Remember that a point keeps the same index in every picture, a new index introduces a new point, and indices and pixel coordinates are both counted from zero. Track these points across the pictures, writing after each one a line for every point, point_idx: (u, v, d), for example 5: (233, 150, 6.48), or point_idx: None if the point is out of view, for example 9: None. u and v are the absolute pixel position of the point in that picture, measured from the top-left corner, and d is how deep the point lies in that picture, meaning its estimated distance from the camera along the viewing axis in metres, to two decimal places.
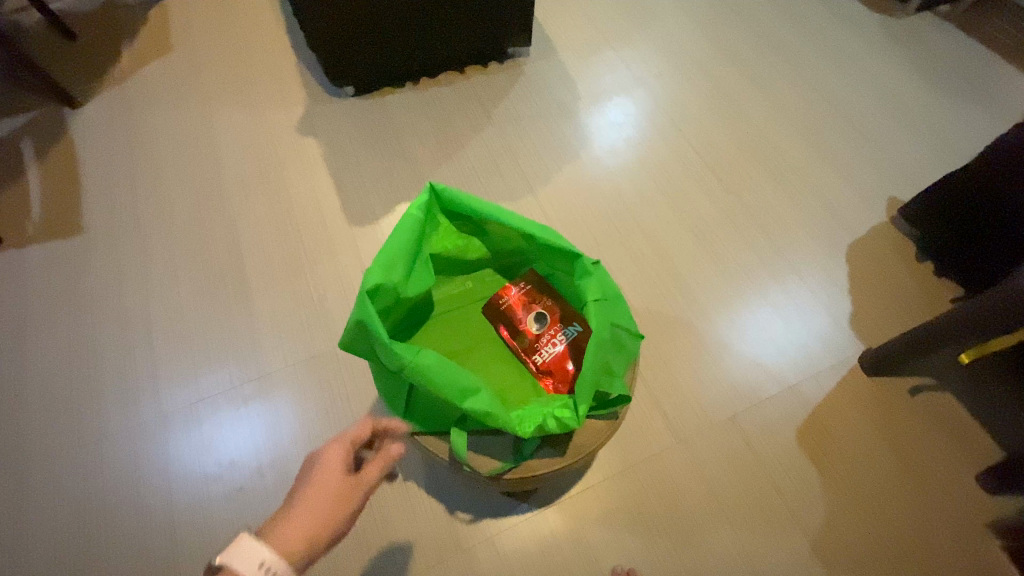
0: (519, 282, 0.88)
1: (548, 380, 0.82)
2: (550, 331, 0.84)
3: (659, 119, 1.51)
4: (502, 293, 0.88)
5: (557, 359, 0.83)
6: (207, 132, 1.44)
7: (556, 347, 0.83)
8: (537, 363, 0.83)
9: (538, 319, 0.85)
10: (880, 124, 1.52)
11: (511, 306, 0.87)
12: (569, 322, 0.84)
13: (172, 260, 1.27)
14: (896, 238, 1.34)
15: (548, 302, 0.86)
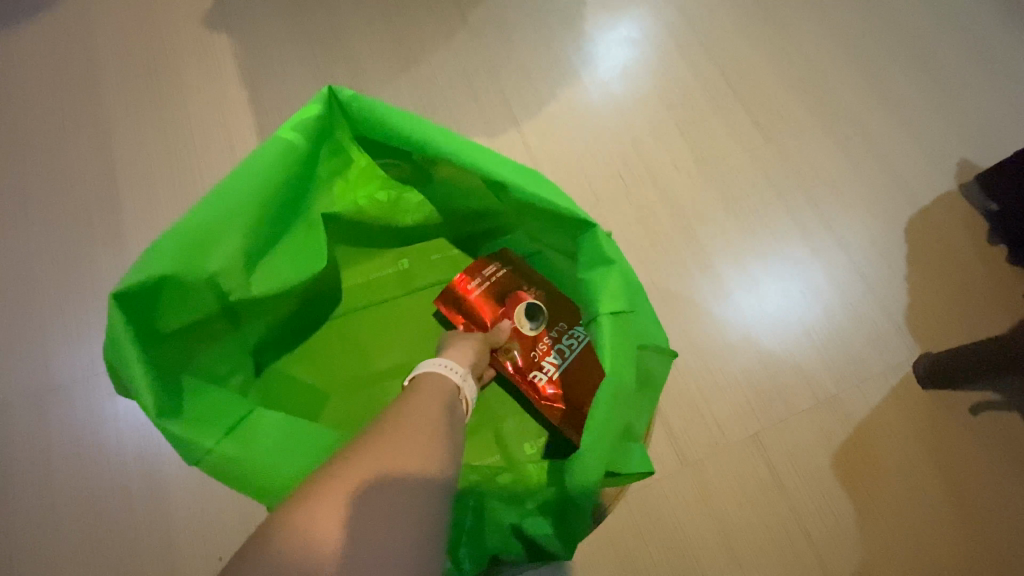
0: (492, 265, 0.75)
1: (561, 398, 0.70)
2: (550, 332, 0.73)
3: (685, 36, 1.17)
4: (489, 279, 0.74)
5: (567, 370, 0.71)
6: (83, 23, 1.08)
7: (560, 356, 0.72)
8: (542, 376, 0.71)
9: (534, 313, 0.73)
10: (961, 60, 1.21)
11: (499, 296, 0.74)
12: (574, 321, 0.73)
13: (33, 194, 0.97)
14: (963, 209, 1.09)
15: (545, 288, 0.75)
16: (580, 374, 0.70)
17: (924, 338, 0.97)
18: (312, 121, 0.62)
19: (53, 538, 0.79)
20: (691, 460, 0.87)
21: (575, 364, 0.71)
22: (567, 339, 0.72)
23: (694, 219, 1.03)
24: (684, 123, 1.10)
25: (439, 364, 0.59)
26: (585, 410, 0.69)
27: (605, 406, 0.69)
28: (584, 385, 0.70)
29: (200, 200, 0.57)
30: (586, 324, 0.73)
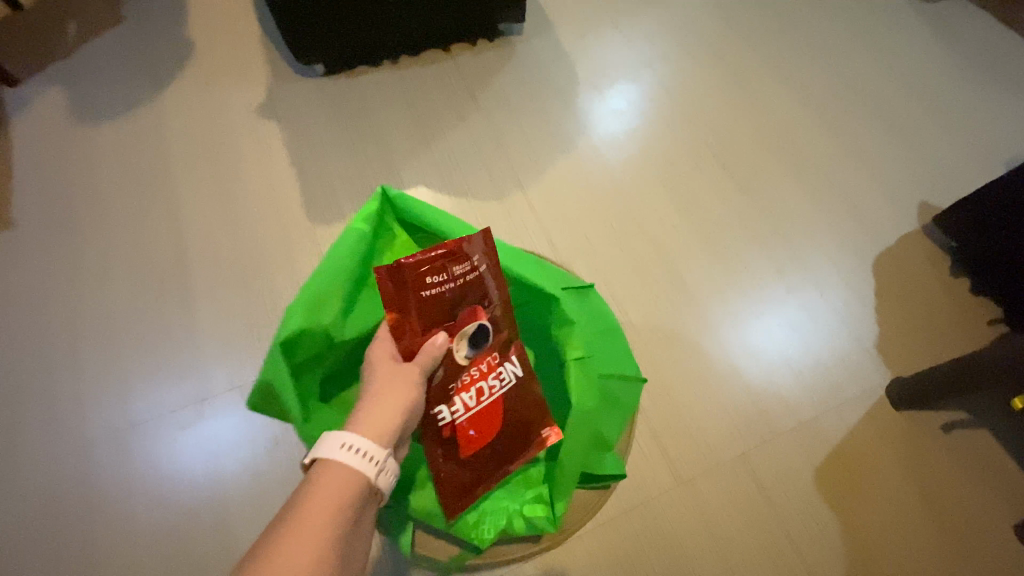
0: (446, 280, 0.71)
1: (453, 443, 0.73)
2: (478, 364, 0.73)
3: (667, 105, 1.35)
4: (447, 283, 0.71)
5: (475, 416, 0.73)
6: (157, 116, 1.30)
7: (478, 395, 0.73)
8: (448, 416, 0.72)
9: (473, 341, 0.73)
10: (911, 118, 1.38)
11: (447, 306, 0.72)
12: (505, 363, 0.75)
13: (113, 259, 1.14)
14: (925, 247, 1.21)
15: (495, 313, 0.74)
16: (484, 428, 0.74)
17: (893, 363, 1.08)
18: (371, 217, 0.78)
19: (128, 556, 0.92)
20: (686, 479, 0.97)
21: (485, 415, 0.74)
22: (493, 378, 0.74)
23: (680, 262, 1.17)
24: (668, 179, 1.26)
25: (344, 449, 0.56)
26: (460, 465, 0.74)
27: (483, 464, 0.75)
28: (480, 443, 0.74)
29: (316, 269, 0.74)
30: (513, 367, 0.75)
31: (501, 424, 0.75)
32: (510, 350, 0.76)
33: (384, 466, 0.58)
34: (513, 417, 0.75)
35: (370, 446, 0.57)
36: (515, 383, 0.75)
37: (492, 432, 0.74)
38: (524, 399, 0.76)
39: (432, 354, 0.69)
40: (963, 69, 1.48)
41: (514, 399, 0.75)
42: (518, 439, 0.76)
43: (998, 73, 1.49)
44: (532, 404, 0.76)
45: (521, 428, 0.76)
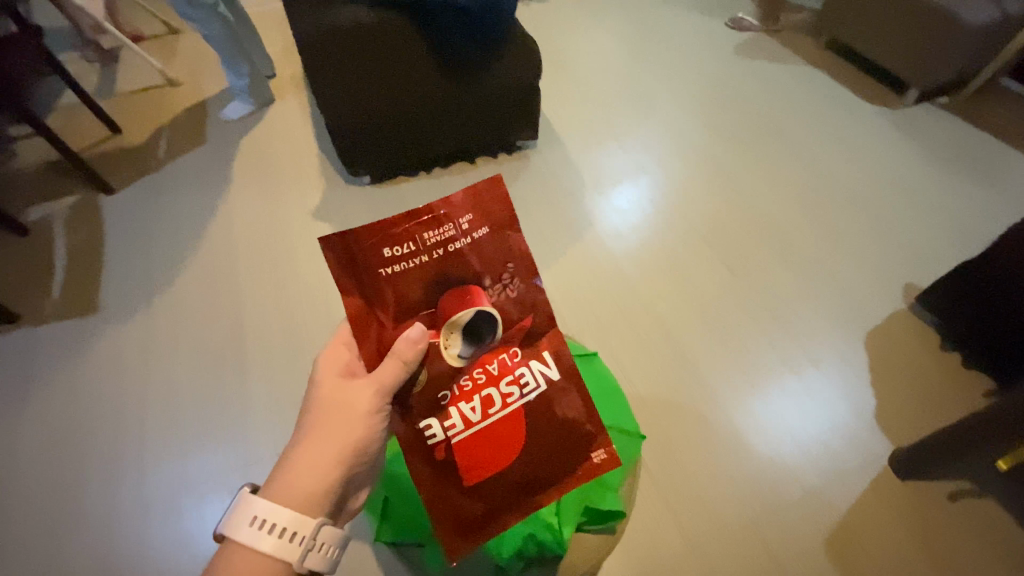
0: (428, 253, 0.53)
1: (452, 466, 0.57)
2: (483, 366, 0.58)
3: (664, 202, 1.55)
4: (422, 255, 0.53)
5: (478, 436, 0.58)
6: (228, 218, 1.54)
7: (482, 408, 0.58)
8: (441, 432, 0.56)
9: (468, 335, 0.56)
10: (887, 208, 1.54)
11: (427, 290, 0.54)
12: (525, 365, 0.59)
13: (180, 339, 1.31)
14: (913, 323, 1.31)
15: (505, 294, 0.56)
16: (492, 452, 0.58)
17: (892, 433, 1.14)
18: None
19: None
20: (699, 546, 1.01)
21: (493, 434, 0.58)
22: (505, 387, 0.58)
23: (683, 338, 1.28)
24: (668, 265, 1.41)
25: (256, 526, 0.49)
26: (466, 494, 0.58)
27: (497, 497, 0.59)
28: (487, 471, 0.58)
29: None
30: (536, 375, 0.59)
31: (517, 444, 0.59)
32: (530, 350, 0.59)
33: (318, 546, 0.51)
34: (534, 440, 0.59)
35: (293, 522, 0.49)
36: (538, 391, 0.59)
37: (505, 456, 0.58)
38: (548, 416, 0.60)
39: (407, 353, 0.53)
40: (933, 165, 1.66)
41: (536, 414, 0.59)
42: (541, 467, 0.60)
43: (965, 167, 1.66)
44: (560, 422, 0.60)
45: (545, 452, 0.59)
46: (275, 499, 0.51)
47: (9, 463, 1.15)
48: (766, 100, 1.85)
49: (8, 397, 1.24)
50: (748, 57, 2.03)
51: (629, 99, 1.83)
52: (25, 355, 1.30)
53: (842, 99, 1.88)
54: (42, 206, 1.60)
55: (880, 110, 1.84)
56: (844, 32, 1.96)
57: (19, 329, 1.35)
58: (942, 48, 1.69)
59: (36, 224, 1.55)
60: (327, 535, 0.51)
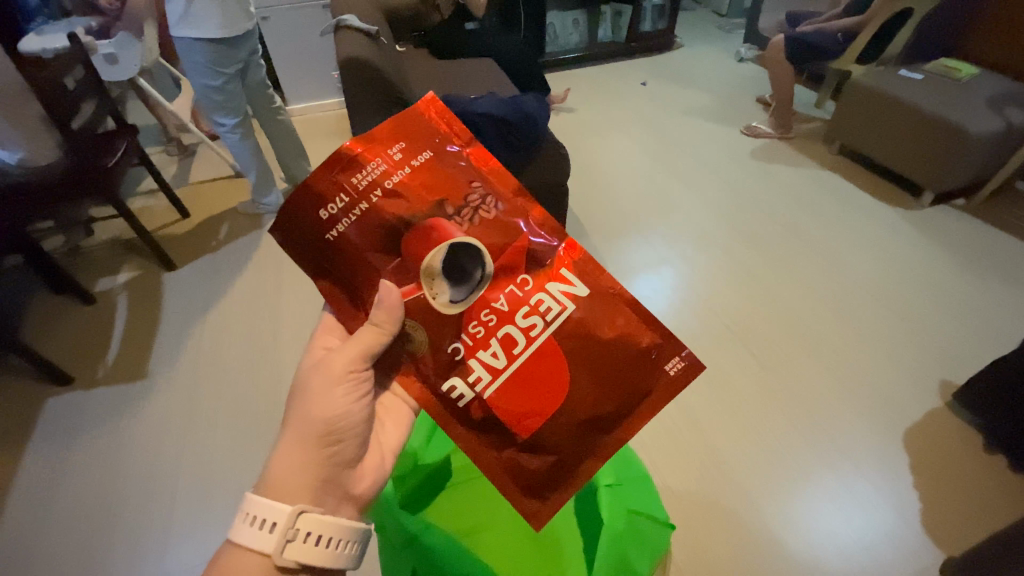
0: (367, 193, 0.48)
1: (495, 422, 0.48)
2: (489, 305, 0.48)
3: (687, 292, 1.60)
4: (363, 200, 0.48)
5: (512, 385, 0.48)
6: (276, 295, 1.65)
7: (506, 351, 0.48)
8: (468, 391, 0.49)
9: (452, 277, 0.48)
10: (913, 303, 1.55)
11: (388, 238, 0.48)
12: (541, 289, 0.48)
13: (218, 406, 1.36)
14: (955, 423, 1.27)
15: (478, 214, 0.48)
16: (538, 399, 0.47)
17: (944, 544, 1.08)
18: None
19: None
20: None
21: (533, 380, 0.47)
22: (524, 321, 0.48)
23: (711, 429, 1.26)
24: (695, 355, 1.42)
25: (248, 524, 0.47)
26: (526, 452, 0.48)
27: (563, 446, 0.48)
28: (537, 419, 0.47)
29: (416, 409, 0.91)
30: (558, 296, 0.48)
31: (564, 379, 0.47)
32: (544, 270, 0.49)
33: (301, 536, 0.47)
34: (583, 369, 0.47)
35: (268, 512, 0.47)
36: (570, 313, 0.48)
37: (553, 396, 0.47)
38: (591, 341, 0.47)
39: (386, 317, 0.49)
40: (958, 264, 1.69)
41: (573, 343, 0.47)
42: (603, 396, 0.48)
43: (991, 267, 1.68)
44: (608, 342, 0.47)
45: (606, 381, 0.48)
46: (262, 493, 0.49)
47: (39, 530, 1.16)
48: (783, 201, 1.96)
49: (50, 459, 1.28)
50: (764, 162, 2.17)
51: (651, 199, 1.96)
52: (72, 419, 1.36)
53: (858, 200, 1.97)
54: (111, 279, 1.75)
55: (898, 211, 1.91)
56: (855, 141, 2.09)
57: (70, 393, 1.43)
58: (953, 156, 1.78)
59: (103, 296, 1.69)
60: (309, 523, 0.47)
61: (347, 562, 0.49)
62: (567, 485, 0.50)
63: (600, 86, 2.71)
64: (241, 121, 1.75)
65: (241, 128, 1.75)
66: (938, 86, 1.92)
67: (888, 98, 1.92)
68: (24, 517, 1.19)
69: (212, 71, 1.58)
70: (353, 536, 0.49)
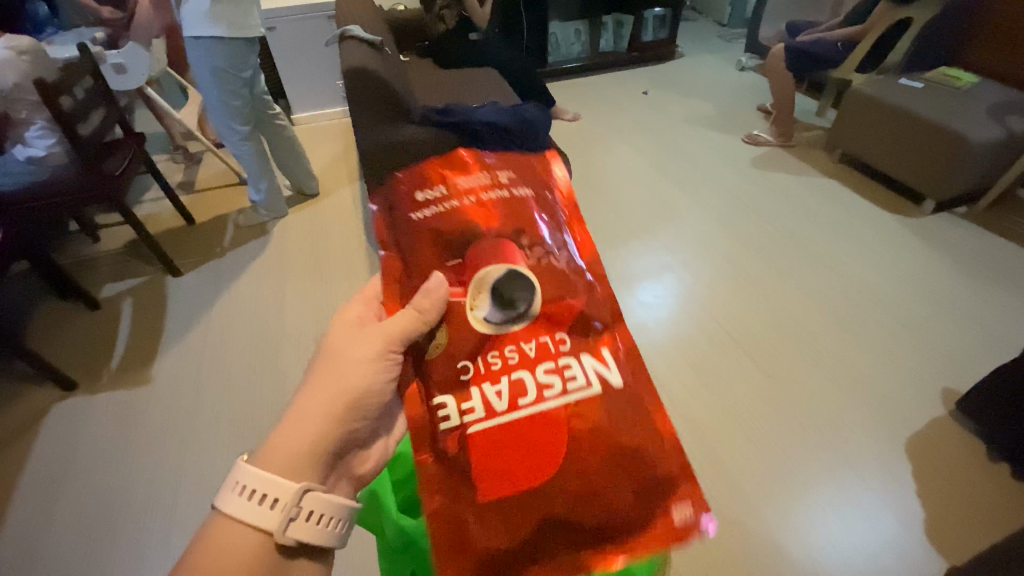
0: (466, 194, 0.50)
1: (464, 469, 0.44)
2: (517, 345, 0.46)
3: (688, 299, 1.61)
4: (455, 198, 0.50)
5: (502, 434, 0.44)
6: (279, 301, 1.66)
7: (513, 397, 0.45)
8: (456, 417, 0.45)
9: (499, 300, 0.47)
10: (916, 311, 1.55)
11: (455, 235, 0.49)
12: (575, 357, 0.46)
13: (220, 411, 1.37)
14: (958, 433, 1.26)
15: (547, 259, 0.48)
16: (518, 461, 0.43)
17: (948, 553, 1.07)
18: None
19: None
20: None
21: (522, 439, 0.44)
22: (546, 375, 0.45)
23: (712, 436, 1.26)
24: (697, 362, 1.43)
25: (247, 494, 0.44)
26: (479, 519, 0.43)
27: (512, 526, 0.43)
28: (505, 486, 0.43)
29: None
30: (589, 373, 0.45)
31: (554, 459, 0.43)
32: (585, 340, 0.47)
33: (304, 514, 0.45)
34: (582, 462, 0.43)
35: (272, 487, 0.44)
36: (591, 395, 0.45)
37: (535, 469, 0.43)
38: (599, 434, 0.44)
39: (428, 305, 0.47)
40: (960, 272, 1.68)
41: (584, 427, 0.44)
42: (587, 504, 0.43)
43: (993, 274, 1.68)
44: (616, 449, 0.44)
45: (594, 485, 0.43)
46: (259, 464, 0.46)
47: (40, 536, 1.17)
48: (785, 209, 1.97)
49: (52, 465, 1.29)
50: (765, 170, 2.18)
51: (652, 207, 1.97)
52: (75, 424, 1.37)
53: (860, 208, 1.97)
54: (116, 285, 1.77)
55: (899, 219, 1.91)
56: (856, 150, 2.10)
57: (75, 398, 1.44)
58: (954, 164, 1.78)
59: (108, 302, 1.71)
60: (314, 503, 0.46)
61: (340, 542, 0.48)
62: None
63: (602, 96, 2.74)
64: (252, 133, 1.78)
65: (253, 138, 1.79)
66: (939, 95, 1.93)
67: (888, 107, 1.93)
68: (26, 522, 1.19)
69: (235, 79, 1.64)
70: (349, 516, 0.48)
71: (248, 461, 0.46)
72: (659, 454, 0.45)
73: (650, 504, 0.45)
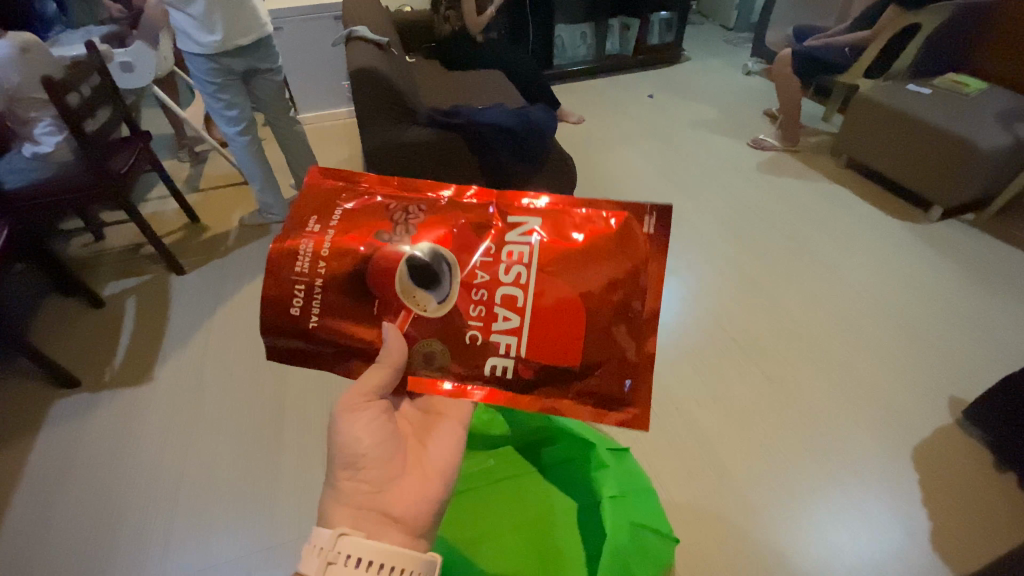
0: (315, 269, 0.48)
1: (548, 368, 0.49)
2: (475, 284, 0.48)
3: (692, 304, 1.60)
4: (312, 274, 0.48)
5: (540, 328, 0.48)
6: None
7: (513, 309, 0.48)
8: (506, 360, 0.49)
9: (426, 281, 0.48)
10: (923, 318, 1.54)
11: (358, 291, 0.48)
12: (504, 245, 0.49)
13: (221, 411, 1.36)
14: (963, 441, 1.25)
15: (412, 222, 0.49)
16: (567, 326, 0.48)
17: (954, 564, 1.06)
18: None
19: None
20: None
21: (551, 317, 0.48)
22: (508, 275, 0.49)
23: (715, 442, 1.25)
24: (700, 367, 1.42)
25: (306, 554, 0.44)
26: (589, 376, 0.49)
27: (609, 353, 0.49)
28: (578, 342, 0.48)
29: None
30: (522, 237, 0.50)
31: (578, 298, 0.48)
32: (493, 228, 0.50)
33: (342, 559, 0.43)
34: (583, 280, 0.48)
35: (318, 536, 0.44)
36: (540, 245, 0.49)
37: (578, 315, 0.48)
38: (574, 257, 0.49)
39: (389, 353, 0.48)
40: (967, 280, 1.67)
41: (562, 264, 0.49)
42: (606, 284, 0.48)
43: (1001, 281, 1.67)
44: (586, 246, 0.49)
45: (607, 277, 0.48)
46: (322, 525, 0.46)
47: (40, 532, 1.16)
48: (791, 214, 1.96)
49: (53, 461, 1.29)
50: (771, 175, 2.17)
51: None
52: (76, 422, 1.37)
53: (866, 213, 1.96)
54: (120, 283, 1.77)
55: (905, 225, 1.90)
56: (862, 155, 2.09)
57: (77, 395, 1.44)
58: (962, 169, 1.77)
59: (112, 300, 1.71)
60: (350, 546, 0.43)
61: None
62: (641, 381, 0.50)
63: (608, 99, 2.73)
64: (248, 127, 1.76)
65: (249, 134, 1.77)
66: (945, 101, 1.92)
67: (894, 112, 1.92)
68: (25, 519, 1.19)
69: (222, 74, 1.61)
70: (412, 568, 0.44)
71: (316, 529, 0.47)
72: (607, 219, 0.50)
73: (638, 239, 0.50)
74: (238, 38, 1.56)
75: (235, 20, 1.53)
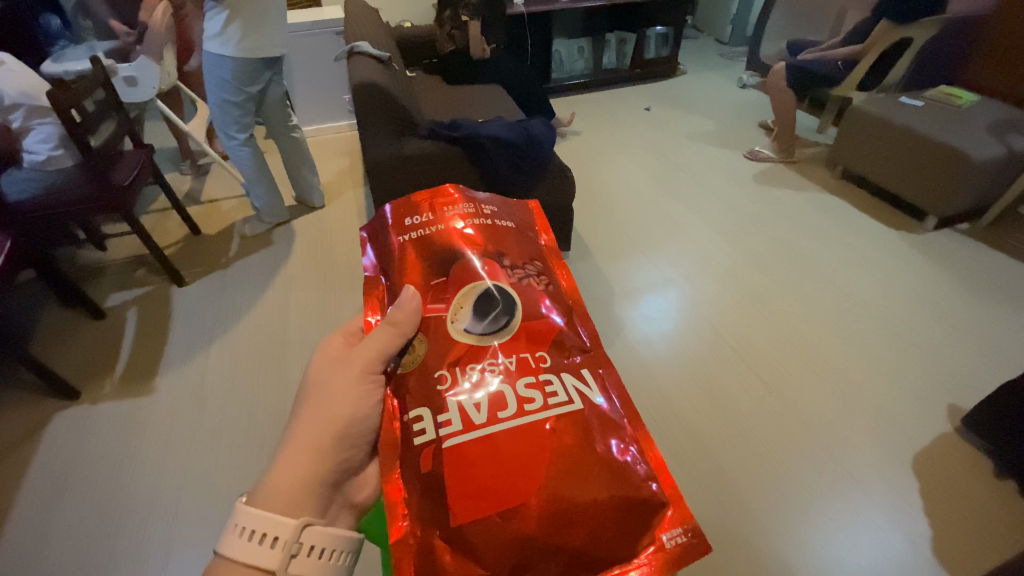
0: (455, 224, 0.58)
1: (439, 481, 0.43)
2: (500, 359, 0.49)
3: (690, 313, 1.61)
4: (440, 224, 0.58)
5: (477, 449, 0.44)
6: (282, 311, 1.67)
7: (490, 412, 0.46)
8: (433, 430, 0.46)
9: (478, 310, 0.51)
10: (920, 326, 1.55)
11: (434, 257, 0.55)
12: (555, 374, 0.49)
13: (221, 423, 1.37)
14: (963, 449, 1.26)
15: (526, 281, 0.54)
16: (497, 483, 0.42)
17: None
18: None
19: None
20: None
21: (501, 455, 0.43)
22: (525, 390, 0.47)
23: (718, 452, 1.25)
24: (700, 375, 1.43)
25: (248, 538, 0.43)
26: (451, 541, 0.41)
27: (488, 552, 0.41)
28: (482, 506, 0.41)
29: None
30: (570, 393, 0.48)
31: (533, 482, 0.42)
32: (563, 365, 0.50)
33: (307, 550, 0.44)
34: (556, 477, 0.42)
35: (271, 525, 0.43)
36: (574, 415, 0.46)
37: (516, 492, 0.42)
38: (579, 456, 0.44)
39: (404, 318, 0.52)
40: (963, 288, 1.69)
41: (569, 436, 0.45)
42: (560, 516, 0.41)
43: (996, 290, 1.68)
44: (596, 459, 0.44)
45: (569, 506, 0.42)
46: (266, 506, 0.45)
47: (38, 543, 1.16)
48: (789, 225, 1.97)
49: (52, 475, 1.28)
50: (767, 186, 2.20)
51: (654, 222, 1.99)
52: (75, 434, 1.37)
53: (863, 224, 1.98)
54: (120, 294, 1.78)
55: (901, 235, 1.92)
56: (858, 165, 2.12)
57: (76, 406, 1.43)
58: (956, 180, 1.79)
59: (113, 311, 1.72)
60: (315, 538, 0.44)
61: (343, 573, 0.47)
62: None
63: (606, 112, 2.77)
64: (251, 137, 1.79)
65: (250, 144, 1.80)
66: (938, 113, 1.95)
67: (889, 123, 1.95)
68: (22, 533, 1.18)
69: (237, 88, 1.64)
70: (352, 548, 0.47)
71: (253, 503, 0.45)
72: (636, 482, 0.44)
73: (636, 532, 0.43)
74: (251, 53, 1.58)
75: (246, 36, 1.55)
